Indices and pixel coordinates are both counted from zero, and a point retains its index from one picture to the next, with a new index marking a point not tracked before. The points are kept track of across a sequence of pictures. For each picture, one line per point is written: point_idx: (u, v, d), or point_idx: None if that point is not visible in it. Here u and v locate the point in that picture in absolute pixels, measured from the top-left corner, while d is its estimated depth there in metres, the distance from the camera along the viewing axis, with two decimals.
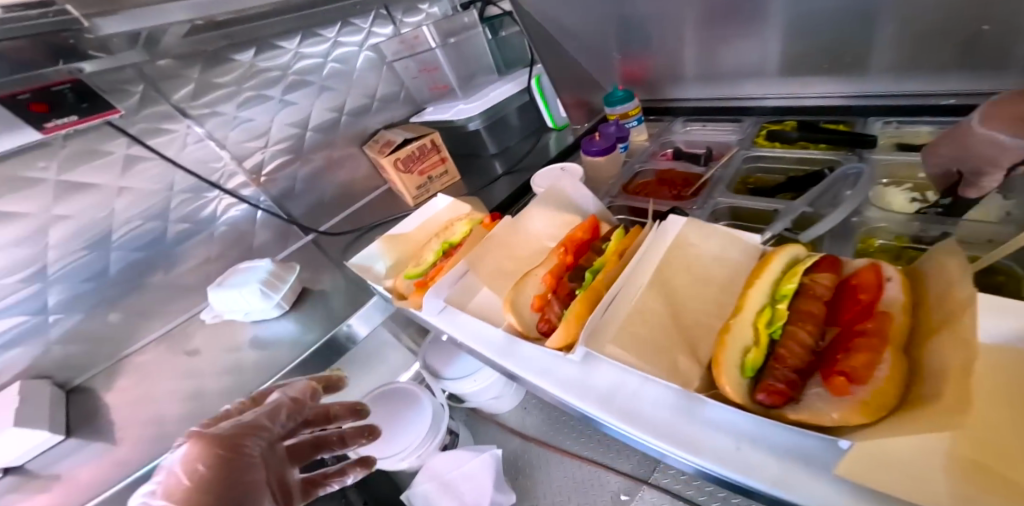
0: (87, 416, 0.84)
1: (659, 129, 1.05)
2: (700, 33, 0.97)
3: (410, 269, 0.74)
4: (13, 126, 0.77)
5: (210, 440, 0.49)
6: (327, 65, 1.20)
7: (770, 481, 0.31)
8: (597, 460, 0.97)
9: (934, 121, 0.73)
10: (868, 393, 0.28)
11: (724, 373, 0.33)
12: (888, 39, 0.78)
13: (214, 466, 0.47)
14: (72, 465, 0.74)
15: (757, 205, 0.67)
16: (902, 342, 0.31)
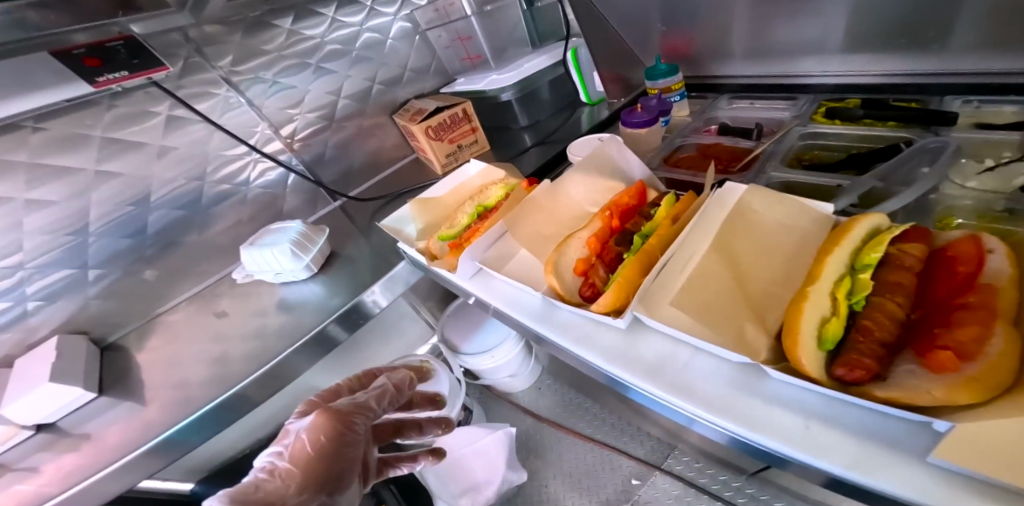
0: (119, 375, 0.86)
1: (701, 107, 0.99)
2: (756, 10, 0.91)
3: (443, 230, 0.73)
4: (64, 79, 0.74)
5: (332, 415, 0.54)
6: (362, 34, 1.17)
7: (845, 464, 0.30)
8: (610, 444, 1.02)
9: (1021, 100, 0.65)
10: (979, 371, 0.26)
11: (802, 345, 0.32)
12: (974, 14, 0.68)
13: (333, 438, 0.53)
14: (113, 412, 0.76)
15: (815, 180, 0.62)
16: (1011, 317, 0.29)
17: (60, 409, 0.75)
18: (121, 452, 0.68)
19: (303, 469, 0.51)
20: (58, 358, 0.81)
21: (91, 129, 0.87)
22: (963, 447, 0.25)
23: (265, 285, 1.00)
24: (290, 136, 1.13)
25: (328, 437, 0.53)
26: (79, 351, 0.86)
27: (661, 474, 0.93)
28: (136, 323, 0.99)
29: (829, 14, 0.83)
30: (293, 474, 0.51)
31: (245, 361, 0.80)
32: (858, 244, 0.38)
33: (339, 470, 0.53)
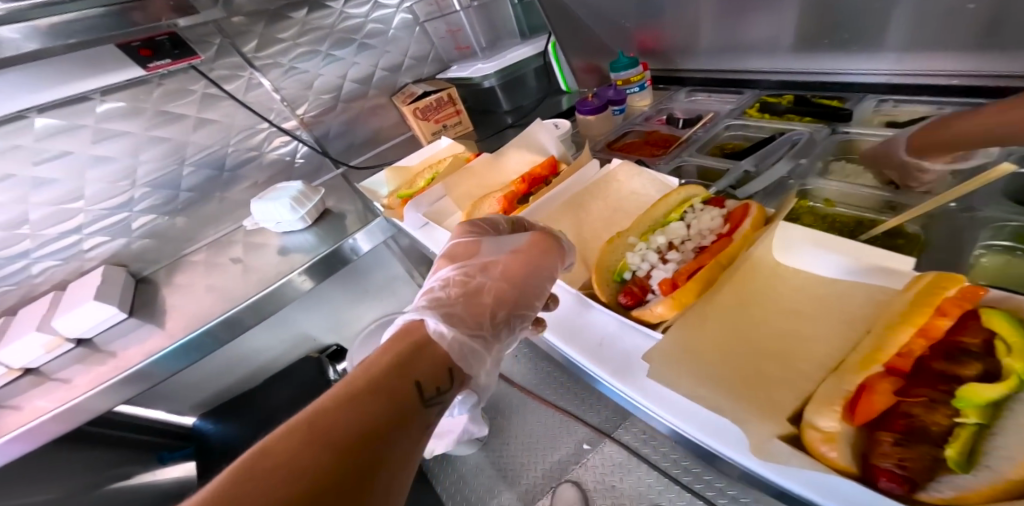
0: (146, 302, 1.06)
1: (662, 97, 1.11)
2: (718, 11, 0.97)
3: (402, 190, 0.86)
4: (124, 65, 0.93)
5: (541, 250, 0.47)
6: (368, 24, 1.31)
7: (610, 373, 0.39)
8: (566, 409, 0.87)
9: (932, 101, 0.73)
10: (679, 295, 0.39)
11: (596, 277, 0.48)
12: (902, 21, 0.74)
13: (543, 271, 0.47)
14: (141, 330, 0.96)
15: (716, 163, 0.73)
16: (726, 261, 0.42)
17: (99, 323, 0.95)
18: (141, 358, 0.87)
19: (517, 299, 0.45)
20: (101, 283, 1.02)
21: (142, 102, 1.06)
22: (663, 357, 0.36)
23: (270, 238, 1.17)
24: (302, 115, 1.30)
25: (534, 268, 0.47)
26: (117, 280, 1.07)
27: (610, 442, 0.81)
28: (167, 262, 1.20)
29: (779, 17, 0.89)
30: (504, 301, 0.45)
31: (243, 294, 0.99)
32: (672, 209, 0.51)
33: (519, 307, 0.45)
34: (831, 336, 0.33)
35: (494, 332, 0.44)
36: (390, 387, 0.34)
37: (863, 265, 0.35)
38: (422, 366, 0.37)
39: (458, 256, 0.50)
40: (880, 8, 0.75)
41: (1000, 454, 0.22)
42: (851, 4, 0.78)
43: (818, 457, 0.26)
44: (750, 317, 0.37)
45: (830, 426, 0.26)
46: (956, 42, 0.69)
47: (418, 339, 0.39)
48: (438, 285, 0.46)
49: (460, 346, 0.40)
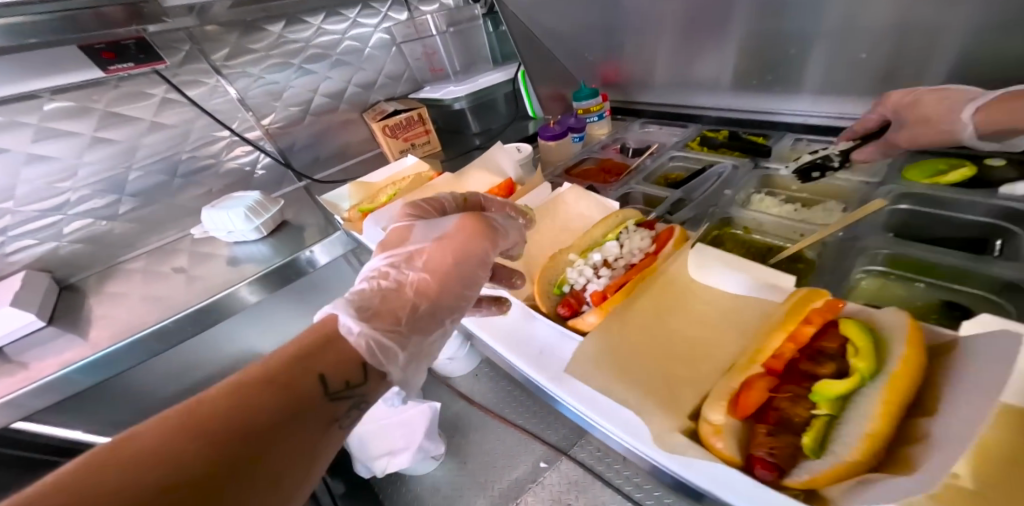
0: (70, 310, 1.00)
1: (618, 128, 1.19)
2: (671, 52, 1.09)
3: (364, 204, 0.87)
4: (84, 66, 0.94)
5: (473, 235, 0.49)
6: (344, 41, 1.35)
7: (548, 377, 0.43)
8: (529, 429, 0.81)
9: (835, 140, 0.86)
10: (607, 304, 0.43)
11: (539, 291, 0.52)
12: (816, 64, 0.87)
13: (471, 254, 0.49)
14: (59, 341, 0.90)
15: (658, 192, 0.80)
16: (650, 274, 0.47)
17: (14, 330, 0.89)
18: (54, 369, 0.82)
19: (441, 285, 0.47)
20: (21, 288, 0.96)
21: (93, 103, 1.03)
22: (588, 358, 0.38)
23: (219, 249, 1.14)
24: (268, 126, 1.29)
25: (458, 256, 0.48)
26: (40, 286, 1.01)
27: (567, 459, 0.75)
28: (98, 269, 1.13)
29: (719, 59, 1.01)
30: (426, 288, 0.46)
31: (182, 304, 0.95)
32: (610, 229, 0.56)
33: (447, 291, 0.47)
34: (727, 342, 0.38)
35: (415, 323, 0.45)
36: (287, 380, 0.35)
37: (758, 282, 0.41)
38: (327, 358, 0.38)
39: (390, 244, 0.52)
40: (800, 59, 0.88)
41: (841, 437, 0.27)
42: (778, 50, 0.91)
43: (712, 449, 0.31)
44: (666, 323, 0.41)
45: (717, 419, 0.31)
46: (855, 84, 0.84)
47: (329, 331, 0.41)
48: (367, 275, 0.49)
49: (379, 346, 0.40)
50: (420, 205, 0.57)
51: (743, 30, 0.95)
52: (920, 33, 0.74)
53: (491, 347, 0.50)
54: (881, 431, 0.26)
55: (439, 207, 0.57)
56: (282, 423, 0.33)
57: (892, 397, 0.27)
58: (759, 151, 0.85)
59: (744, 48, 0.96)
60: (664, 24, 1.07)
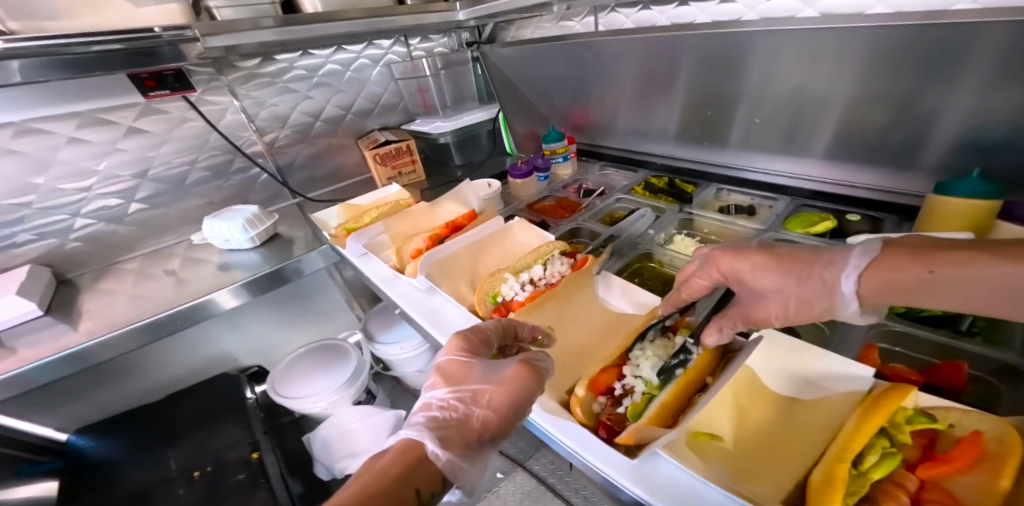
0: (65, 303, 1.09)
1: (580, 170, 1.37)
2: (630, 108, 1.27)
3: (350, 223, 1.01)
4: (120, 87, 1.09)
5: (533, 376, 0.49)
6: (346, 72, 1.52)
7: None
8: None
9: (748, 192, 1.08)
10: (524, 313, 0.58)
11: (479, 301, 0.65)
12: (738, 128, 1.05)
13: (528, 401, 0.48)
14: (50, 330, 0.98)
15: (598, 227, 0.97)
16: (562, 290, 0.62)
17: (12, 318, 0.98)
18: (50, 352, 0.90)
19: (506, 426, 0.48)
20: (24, 281, 1.06)
21: (120, 120, 1.16)
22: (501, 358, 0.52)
23: (211, 255, 1.25)
24: (270, 142, 1.43)
25: (519, 399, 0.48)
26: (41, 280, 1.10)
27: (521, 471, 1.08)
28: (95, 266, 1.25)
29: (666, 113, 1.19)
30: (494, 428, 0.48)
31: (174, 301, 1.05)
32: (541, 255, 0.72)
33: (515, 420, 0.48)
34: (603, 343, 0.55)
35: (483, 448, 0.48)
36: (394, 494, 0.39)
37: (637, 303, 0.60)
38: (422, 475, 0.42)
39: (452, 375, 0.52)
40: (726, 119, 1.06)
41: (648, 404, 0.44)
42: (711, 112, 1.08)
43: (574, 413, 0.47)
44: (566, 329, 0.58)
45: (581, 393, 0.48)
46: (768, 140, 1.01)
47: (416, 452, 0.44)
48: (436, 403, 0.50)
49: (457, 472, 0.44)
50: (472, 330, 0.56)
51: (685, 87, 1.09)
52: (814, 103, 0.89)
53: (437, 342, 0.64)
54: (669, 401, 0.43)
55: (486, 329, 0.56)
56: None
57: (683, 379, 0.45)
58: (684, 197, 1.03)
59: (685, 105, 1.12)
60: (622, 89, 1.25)
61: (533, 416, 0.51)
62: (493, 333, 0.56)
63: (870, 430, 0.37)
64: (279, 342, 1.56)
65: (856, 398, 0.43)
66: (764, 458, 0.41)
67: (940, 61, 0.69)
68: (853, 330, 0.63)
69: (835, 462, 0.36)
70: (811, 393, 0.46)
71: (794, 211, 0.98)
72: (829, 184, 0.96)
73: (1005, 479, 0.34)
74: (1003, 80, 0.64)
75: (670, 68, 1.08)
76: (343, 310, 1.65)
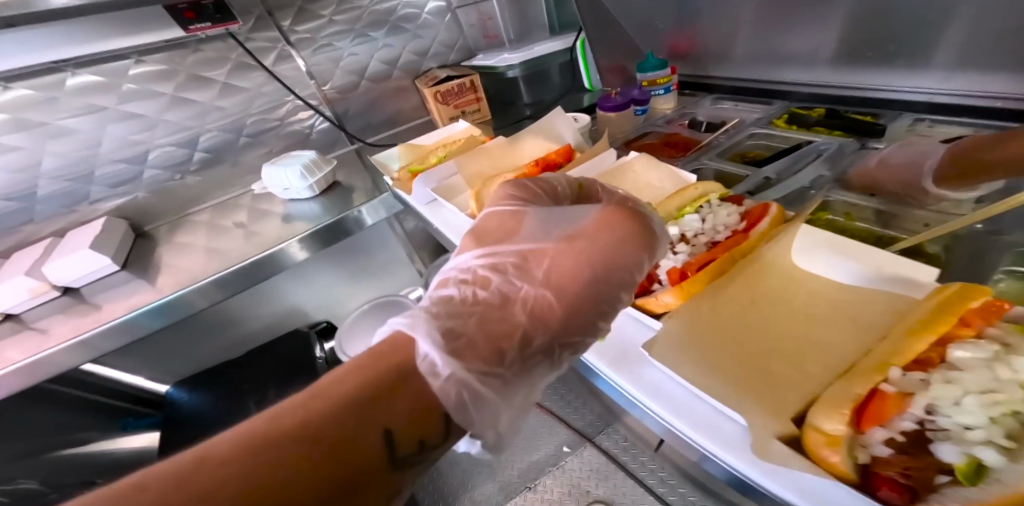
0: (141, 257, 1.06)
1: (686, 103, 1.10)
2: (759, 23, 0.96)
3: (415, 166, 0.85)
4: (165, 24, 1.00)
5: (615, 227, 0.42)
6: (400, 9, 1.32)
7: (605, 360, 0.40)
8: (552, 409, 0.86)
9: (969, 123, 0.71)
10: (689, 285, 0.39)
11: None
12: (948, 39, 0.71)
13: (621, 267, 0.40)
14: (126, 286, 0.95)
15: (734, 169, 0.71)
16: (741, 254, 0.41)
17: (89, 273, 0.95)
18: (125, 311, 0.86)
19: (563, 309, 0.39)
20: (99, 232, 1.02)
21: (174, 64, 1.09)
22: (663, 345, 0.35)
23: (274, 207, 1.17)
24: (326, 91, 1.31)
25: (592, 259, 0.40)
26: (117, 232, 1.07)
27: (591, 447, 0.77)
28: (169, 218, 1.21)
29: (822, 28, 0.86)
30: (544, 311, 0.39)
31: (240, 256, 0.98)
32: (687, 202, 0.50)
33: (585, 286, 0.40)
34: (836, 341, 0.33)
35: (523, 360, 0.37)
36: (339, 433, 0.28)
37: (875, 272, 0.35)
38: (394, 410, 0.31)
39: (496, 231, 0.45)
40: (928, 30, 0.73)
41: (1006, 462, 0.22)
42: (902, 20, 0.75)
43: (819, 460, 0.27)
44: (760, 312, 0.37)
45: (836, 429, 0.26)
46: (994, 61, 0.68)
47: (397, 365, 0.32)
48: (463, 274, 0.42)
49: (473, 389, 0.32)
50: (527, 187, 0.49)
51: None
52: None
53: None
54: None
55: (554, 184, 0.49)
56: (329, 463, 0.27)
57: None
58: (871, 131, 0.73)
59: (854, 15, 0.80)
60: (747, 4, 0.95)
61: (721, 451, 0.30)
62: (557, 199, 0.49)
63: None
64: (341, 297, 1.49)
65: None
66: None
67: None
68: None
69: None
70: None
71: None
72: None
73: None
74: None
75: None
76: (403, 266, 1.55)
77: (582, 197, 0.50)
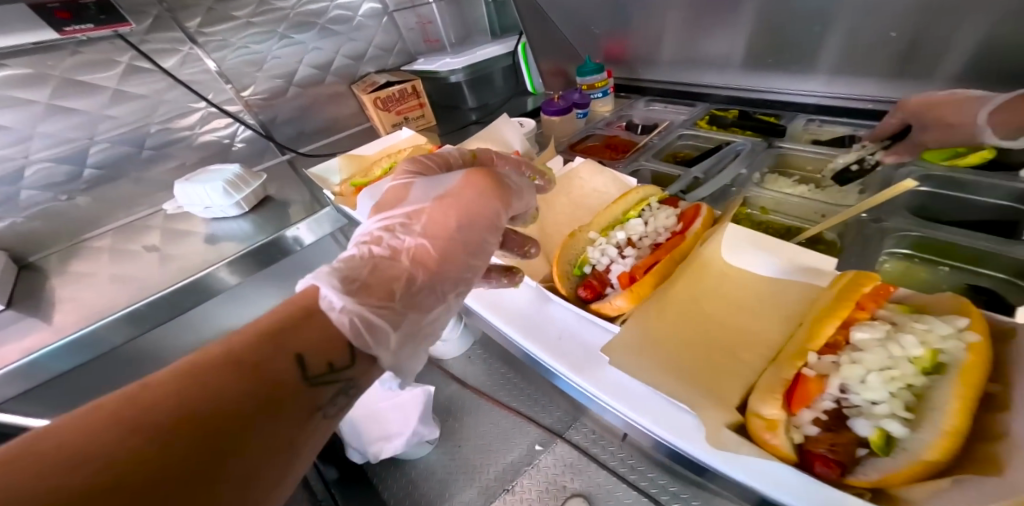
0: (30, 293, 0.90)
1: (622, 105, 1.16)
2: (684, 26, 1.01)
3: (357, 178, 0.81)
4: (34, 26, 0.88)
5: (498, 186, 0.46)
6: (332, 9, 1.26)
7: (567, 366, 0.41)
8: (521, 411, 0.76)
9: (849, 123, 0.84)
10: (637, 287, 0.42)
11: (558, 274, 0.48)
12: (832, 46, 0.82)
13: (490, 213, 0.44)
14: (14, 327, 0.81)
15: (669, 169, 0.77)
16: (681, 255, 0.45)
17: None
18: (19, 356, 0.74)
19: (444, 252, 0.42)
20: None
21: (43, 69, 0.95)
22: (618, 350, 0.38)
23: (194, 226, 1.06)
24: (248, 97, 1.22)
25: (475, 215, 0.44)
26: None
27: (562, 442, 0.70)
28: (62, 245, 1.05)
29: (733, 34, 0.95)
30: (427, 257, 0.42)
31: (159, 286, 0.87)
32: (630, 206, 0.53)
33: (471, 238, 0.44)
34: (766, 330, 0.37)
35: (410, 298, 0.39)
36: (259, 358, 0.30)
37: (793, 266, 0.39)
38: (307, 336, 0.33)
39: (388, 200, 0.47)
40: (816, 41, 0.84)
41: (908, 432, 0.26)
42: (795, 29, 0.85)
43: (762, 443, 0.29)
44: (701, 309, 0.40)
45: (771, 413, 0.29)
46: (874, 68, 0.80)
47: (306, 306, 0.35)
48: (359, 238, 0.43)
49: (368, 328, 0.35)
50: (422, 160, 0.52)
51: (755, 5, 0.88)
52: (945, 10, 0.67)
53: (511, 338, 0.46)
54: (960, 428, 0.24)
55: (448, 154, 0.53)
56: (252, 386, 0.29)
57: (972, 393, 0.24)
58: (773, 130, 0.83)
59: (763, 21, 0.88)
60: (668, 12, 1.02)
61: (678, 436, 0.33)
62: (450, 168, 0.53)
63: None
64: None
65: None
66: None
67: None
68: None
69: None
70: None
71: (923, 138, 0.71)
72: None
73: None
74: None
75: None
76: None
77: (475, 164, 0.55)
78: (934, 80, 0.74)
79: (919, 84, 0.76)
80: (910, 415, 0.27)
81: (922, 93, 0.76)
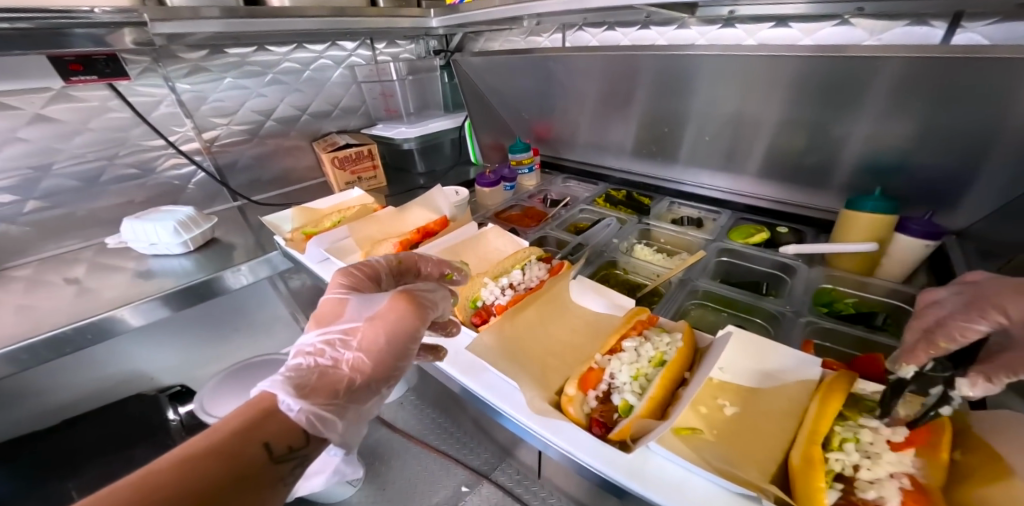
0: None
1: (544, 181, 1.42)
2: (597, 110, 1.28)
3: (308, 228, 0.96)
4: (43, 74, 1.01)
5: (415, 305, 0.56)
6: (304, 71, 1.46)
7: (460, 370, 0.58)
8: (450, 454, 1.14)
9: (695, 205, 1.18)
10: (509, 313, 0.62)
11: (459, 309, 0.67)
12: (688, 144, 1.14)
13: (406, 332, 0.55)
14: None
15: (566, 236, 1.02)
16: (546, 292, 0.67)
17: None
18: None
19: (376, 362, 0.53)
20: None
21: (24, 105, 1.02)
22: (484, 351, 0.56)
23: (127, 262, 1.11)
24: (209, 141, 1.33)
25: (397, 331, 0.54)
26: None
27: (486, 482, 1.06)
28: None
29: (625, 129, 1.25)
30: (364, 366, 0.52)
31: (81, 312, 0.90)
32: (517, 262, 0.76)
33: (395, 351, 0.54)
34: (586, 343, 0.60)
35: (353, 394, 0.51)
36: (235, 449, 0.42)
37: (613, 304, 0.64)
38: (270, 429, 0.45)
39: (326, 317, 0.57)
40: (677, 137, 1.15)
41: (637, 401, 0.50)
42: (662, 130, 1.17)
43: (566, 413, 0.51)
44: (550, 328, 0.62)
45: (571, 392, 0.52)
46: (711, 159, 1.12)
47: (264, 407, 0.47)
48: (304, 349, 0.54)
49: (321, 422, 0.47)
50: (353, 273, 0.62)
51: (641, 109, 1.17)
52: (748, 125, 0.99)
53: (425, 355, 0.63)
54: (657, 394, 0.49)
55: (377, 267, 0.63)
56: (232, 470, 0.41)
57: (667, 375, 0.50)
58: (642, 209, 1.12)
59: (641, 123, 1.20)
60: (580, 115, 1.33)
61: (512, 412, 0.52)
62: (378, 276, 0.63)
63: (832, 414, 0.45)
64: (205, 358, 1.41)
65: (807, 386, 0.51)
66: (744, 441, 0.47)
67: (940, 91, 0.71)
68: (793, 327, 0.71)
69: (809, 444, 0.43)
70: (771, 382, 0.53)
71: (735, 223, 1.08)
72: (761, 200, 1.08)
73: (945, 453, 0.44)
74: (897, 113, 0.78)
75: (629, 88, 1.15)
76: (286, 323, 1.56)
77: (401, 269, 0.66)
78: (744, 177, 1.09)
79: (735, 175, 1.11)
80: (640, 390, 0.52)
81: (741, 187, 1.11)
